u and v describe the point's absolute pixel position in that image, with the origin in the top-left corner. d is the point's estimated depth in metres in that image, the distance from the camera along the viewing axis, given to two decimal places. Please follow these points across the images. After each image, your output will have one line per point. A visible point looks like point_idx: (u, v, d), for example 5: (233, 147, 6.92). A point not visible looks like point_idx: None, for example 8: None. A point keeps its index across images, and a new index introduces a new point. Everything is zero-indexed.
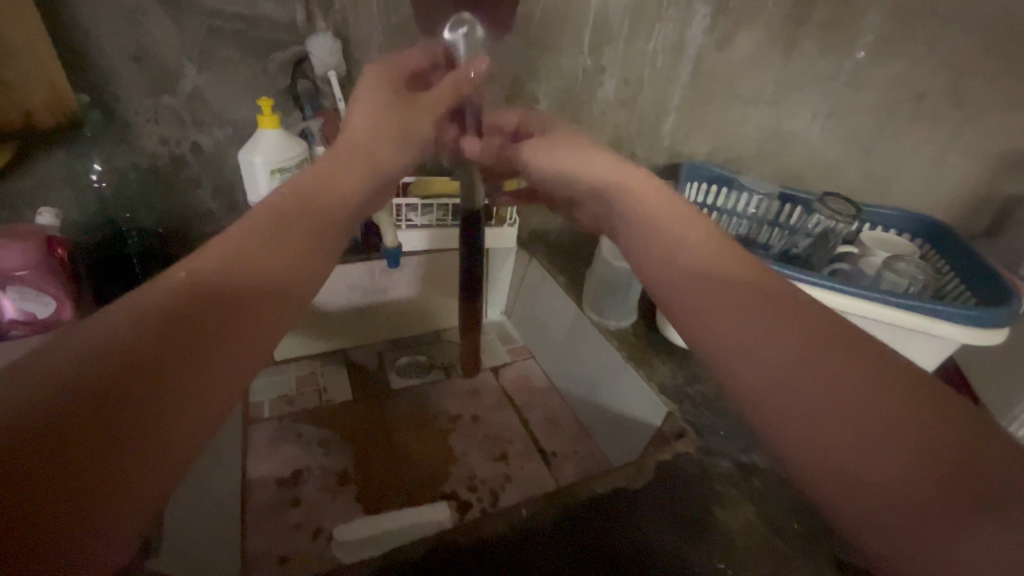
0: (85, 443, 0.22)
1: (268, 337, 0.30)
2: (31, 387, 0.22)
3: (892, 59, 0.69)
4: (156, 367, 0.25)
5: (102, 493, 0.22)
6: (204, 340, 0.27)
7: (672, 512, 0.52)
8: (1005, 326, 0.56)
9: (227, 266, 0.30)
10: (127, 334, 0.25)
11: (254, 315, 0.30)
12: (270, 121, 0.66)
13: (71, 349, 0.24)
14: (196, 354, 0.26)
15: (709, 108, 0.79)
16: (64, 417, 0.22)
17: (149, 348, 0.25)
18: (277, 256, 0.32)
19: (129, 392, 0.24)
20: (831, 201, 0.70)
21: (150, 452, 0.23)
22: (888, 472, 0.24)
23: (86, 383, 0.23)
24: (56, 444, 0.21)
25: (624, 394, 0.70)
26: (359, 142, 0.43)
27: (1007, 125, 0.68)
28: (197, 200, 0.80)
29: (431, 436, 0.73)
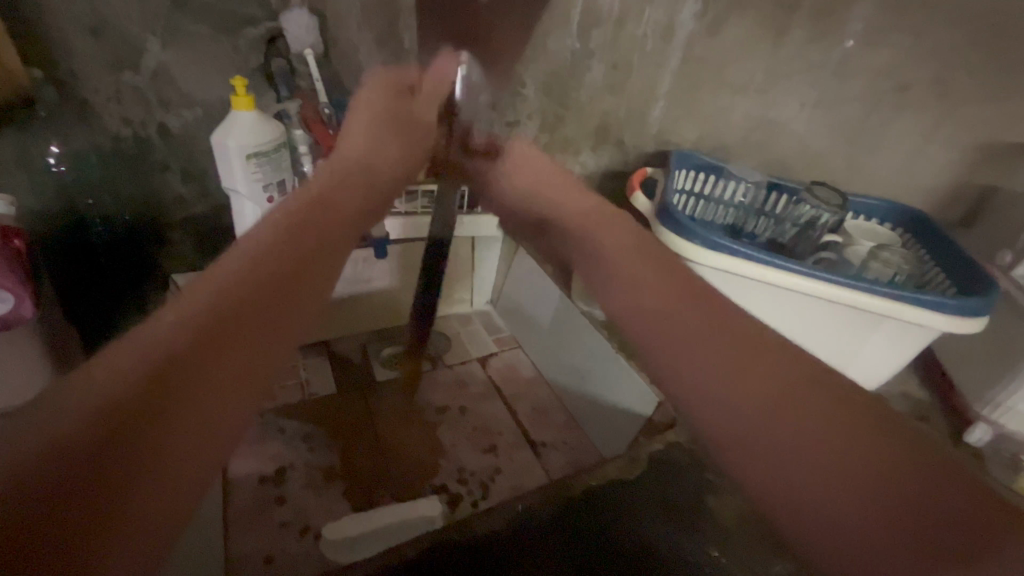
0: (105, 474, 0.26)
1: (248, 364, 0.33)
2: (57, 429, 0.26)
3: (879, 48, 0.69)
4: (146, 420, 0.28)
5: (91, 537, 0.25)
6: (192, 383, 0.30)
7: (665, 502, 0.52)
8: (987, 314, 0.57)
9: (227, 296, 0.34)
10: (108, 395, 0.28)
11: (243, 336, 0.33)
12: (245, 102, 0.62)
13: (28, 433, 0.26)
14: (177, 403, 0.29)
15: (698, 96, 0.79)
16: (96, 455, 0.26)
17: (163, 370, 0.30)
18: (254, 315, 0.34)
19: (146, 421, 0.28)
20: (818, 189, 0.71)
21: (153, 472, 0.27)
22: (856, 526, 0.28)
23: (86, 433, 0.27)
24: (31, 489, 0.25)
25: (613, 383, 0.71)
26: (318, 196, 0.47)
27: (987, 117, 0.69)
28: (165, 186, 0.76)
29: (419, 429, 0.72)
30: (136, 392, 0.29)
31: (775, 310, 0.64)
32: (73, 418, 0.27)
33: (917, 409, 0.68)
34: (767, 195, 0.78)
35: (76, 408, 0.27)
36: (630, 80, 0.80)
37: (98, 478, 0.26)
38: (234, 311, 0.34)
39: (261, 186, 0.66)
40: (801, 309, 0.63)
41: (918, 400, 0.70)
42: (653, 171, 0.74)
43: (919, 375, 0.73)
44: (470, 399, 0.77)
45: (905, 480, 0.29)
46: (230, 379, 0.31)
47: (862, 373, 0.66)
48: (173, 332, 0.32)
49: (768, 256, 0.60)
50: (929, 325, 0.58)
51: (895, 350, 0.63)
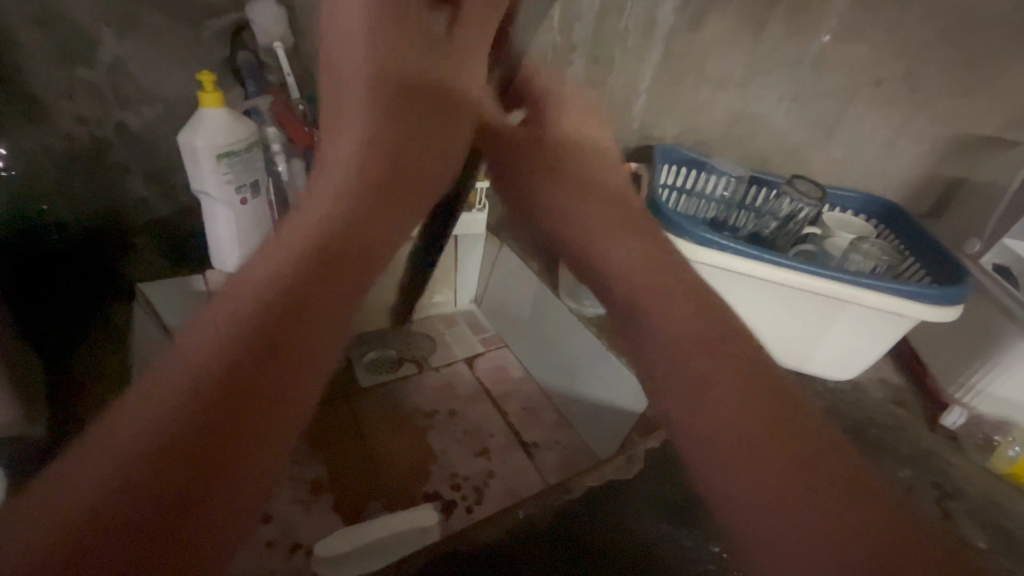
0: (178, 516, 0.30)
1: (256, 432, 0.34)
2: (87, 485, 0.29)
3: (854, 43, 0.70)
4: (250, 414, 0.34)
5: (177, 535, 0.30)
6: (224, 442, 0.32)
7: (663, 501, 0.52)
8: (961, 303, 0.59)
9: (212, 374, 0.33)
10: (180, 421, 0.32)
11: (246, 421, 0.34)
12: (213, 98, 0.58)
13: (90, 469, 0.30)
14: (266, 402, 0.35)
15: (679, 90, 0.79)
16: (130, 526, 0.28)
17: (191, 443, 0.31)
18: (308, 317, 0.38)
19: (206, 470, 0.31)
20: (798, 184, 0.72)
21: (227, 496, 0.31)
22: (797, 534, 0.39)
23: (144, 478, 0.30)
24: (154, 489, 0.30)
25: (602, 381, 0.70)
26: (313, 224, 0.44)
27: (954, 111, 0.72)
28: (127, 189, 0.71)
29: (408, 435, 0.70)
30: (171, 467, 0.30)
31: (761, 304, 0.65)
32: (133, 436, 0.31)
33: (896, 395, 0.71)
34: (748, 188, 0.78)
35: (169, 480, 0.30)
36: (611, 75, 0.79)
37: (180, 486, 0.30)
38: (228, 427, 0.33)
39: (233, 187, 0.62)
40: (786, 302, 0.64)
41: (896, 386, 0.72)
42: (638, 166, 0.74)
43: (896, 361, 0.75)
44: (458, 402, 0.76)
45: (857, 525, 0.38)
46: (217, 429, 0.32)
47: (839, 364, 0.68)
48: (269, 276, 0.39)
49: (757, 252, 0.60)
50: (910, 315, 0.60)
51: (875, 340, 0.65)
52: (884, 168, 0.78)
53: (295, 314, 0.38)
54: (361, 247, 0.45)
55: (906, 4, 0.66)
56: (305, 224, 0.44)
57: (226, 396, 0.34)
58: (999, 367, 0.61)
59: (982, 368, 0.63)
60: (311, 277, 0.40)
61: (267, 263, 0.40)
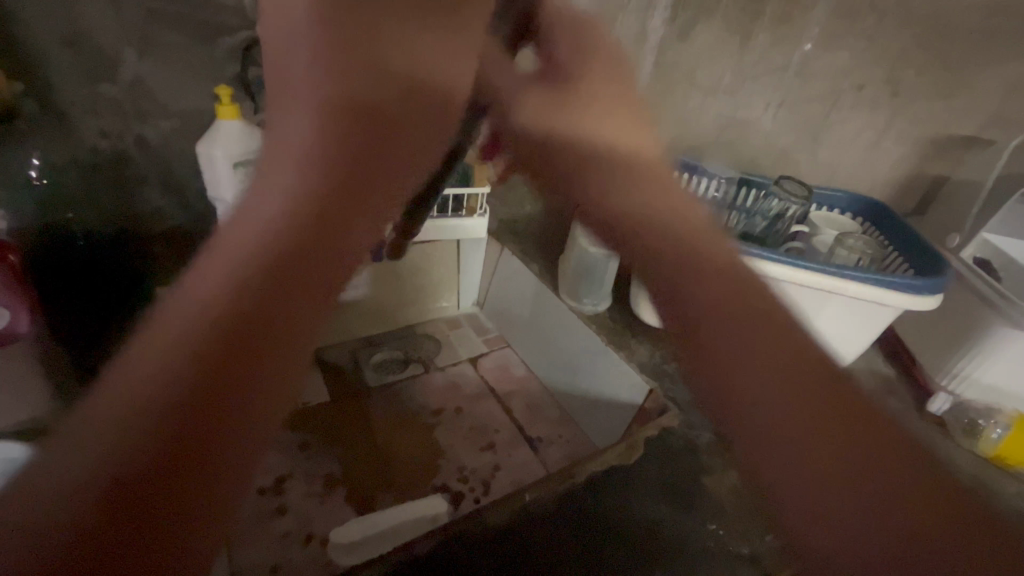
0: (172, 477, 0.26)
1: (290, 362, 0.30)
2: (78, 459, 0.26)
3: (836, 50, 0.74)
4: (240, 365, 0.29)
5: (183, 489, 0.26)
6: (238, 357, 0.29)
7: (663, 485, 0.55)
8: (940, 291, 0.62)
9: (220, 297, 0.30)
10: (167, 369, 0.28)
11: (264, 355, 0.30)
12: (229, 111, 0.62)
13: (98, 413, 0.26)
14: (278, 343, 0.30)
15: (671, 98, 0.82)
16: (147, 478, 0.26)
17: (201, 385, 0.28)
18: (334, 229, 0.35)
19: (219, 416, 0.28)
20: (784, 184, 0.76)
21: (239, 441, 0.28)
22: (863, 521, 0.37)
23: (120, 470, 0.26)
24: (154, 471, 0.26)
25: (603, 375, 0.73)
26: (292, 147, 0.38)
27: (934, 112, 0.75)
28: (144, 199, 0.74)
29: (417, 431, 0.72)
30: (188, 415, 0.27)
31: None
32: (157, 365, 0.28)
33: (885, 385, 0.73)
34: (739, 190, 0.82)
35: (204, 427, 0.27)
36: None
37: (186, 445, 0.27)
38: (229, 378, 0.29)
39: (247, 195, 0.65)
40: (774, 294, 0.67)
41: (886, 376, 0.74)
42: (633, 171, 0.78)
43: (885, 353, 0.78)
44: (464, 400, 0.78)
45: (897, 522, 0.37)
46: (249, 357, 0.29)
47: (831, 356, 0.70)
48: (262, 228, 0.33)
49: (746, 246, 0.63)
50: (892, 304, 0.63)
51: (860, 330, 0.68)
52: (868, 168, 0.82)
53: (314, 208, 0.35)
54: (381, 102, 0.42)
55: (882, 13, 0.70)
56: (289, 141, 0.38)
57: (227, 314, 0.30)
58: (982, 354, 0.64)
59: (966, 356, 0.66)
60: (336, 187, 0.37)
61: (242, 213, 0.34)
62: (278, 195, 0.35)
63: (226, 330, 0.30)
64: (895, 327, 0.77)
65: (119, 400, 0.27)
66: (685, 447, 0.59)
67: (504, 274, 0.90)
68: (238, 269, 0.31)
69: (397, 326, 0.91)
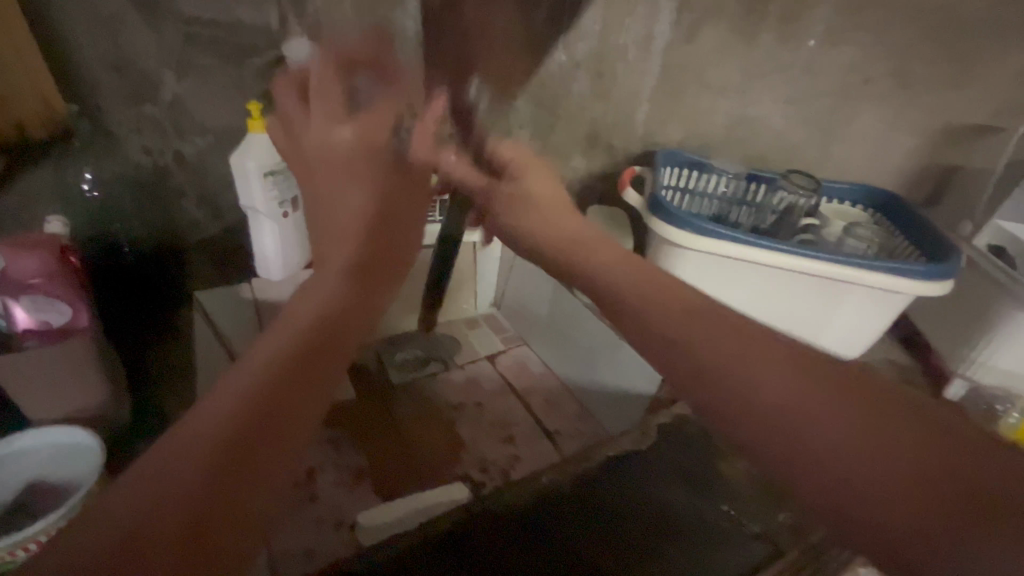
0: (229, 509, 0.34)
1: (292, 428, 0.38)
2: (157, 484, 0.33)
3: (844, 44, 0.74)
4: (269, 447, 0.36)
5: (231, 522, 0.34)
6: (277, 438, 0.37)
7: (679, 472, 0.56)
8: (950, 277, 0.63)
9: (250, 406, 0.37)
10: (228, 416, 0.37)
11: (287, 411, 0.38)
12: (259, 125, 0.66)
13: (170, 465, 0.34)
14: (289, 424, 0.38)
15: (680, 98, 0.84)
16: (198, 524, 0.33)
17: (236, 455, 0.35)
18: (314, 389, 0.40)
19: (247, 451, 0.36)
20: (793, 177, 0.77)
21: (258, 483, 0.35)
22: (904, 492, 0.34)
23: (207, 478, 0.34)
24: (212, 493, 0.34)
25: (618, 367, 0.75)
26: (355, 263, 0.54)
27: (945, 103, 0.75)
28: (182, 211, 0.79)
29: (438, 425, 0.75)
30: (230, 445, 0.35)
31: (763, 290, 0.69)
32: (218, 409, 0.37)
33: (903, 373, 0.73)
34: (748, 185, 0.83)
35: (225, 462, 0.35)
36: (615, 86, 0.85)
37: (233, 475, 0.35)
38: (281, 403, 0.38)
39: (277, 203, 0.70)
40: (782, 284, 0.68)
41: (903, 365, 0.74)
42: (643, 170, 0.80)
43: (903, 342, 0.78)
44: (483, 395, 0.81)
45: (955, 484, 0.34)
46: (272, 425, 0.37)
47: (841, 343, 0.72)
48: (324, 303, 0.47)
49: (754, 238, 0.65)
50: (899, 290, 0.63)
51: (871, 316, 0.68)
52: (881, 162, 0.81)
53: (329, 324, 0.45)
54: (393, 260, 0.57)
55: (890, 7, 0.70)
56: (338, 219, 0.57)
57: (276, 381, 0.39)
58: (998, 341, 0.64)
59: (982, 344, 0.66)
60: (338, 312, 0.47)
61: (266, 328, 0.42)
62: (286, 346, 0.42)
63: (280, 366, 0.40)
64: (910, 316, 0.78)
65: (184, 449, 0.35)
66: (701, 433, 0.60)
67: (520, 274, 0.94)
68: (266, 373, 0.39)
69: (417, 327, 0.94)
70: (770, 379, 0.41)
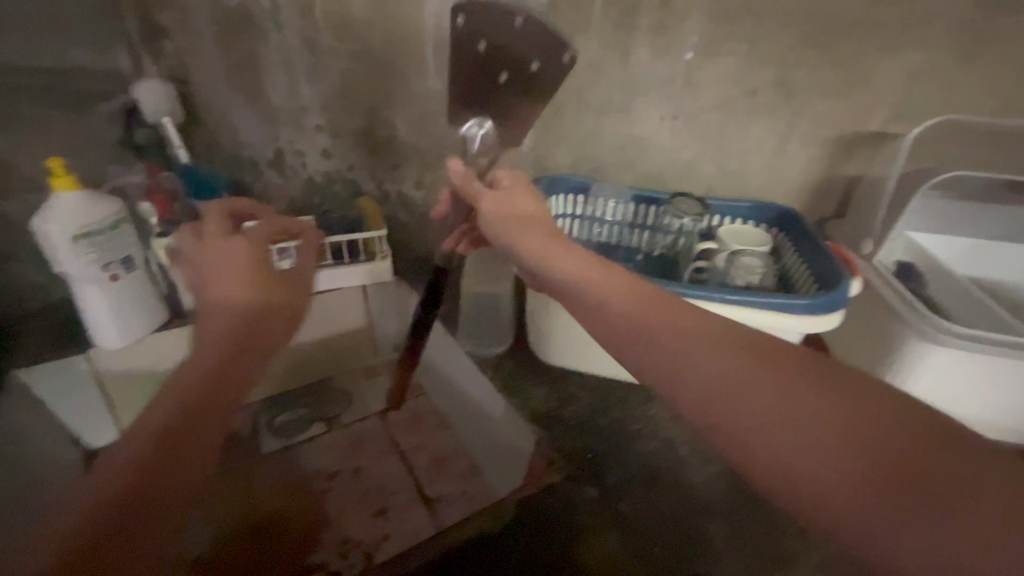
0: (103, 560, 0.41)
1: (163, 474, 0.46)
2: (87, 524, 0.42)
3: (719, 56, 0.69)
4: (143, 504, 0.44)
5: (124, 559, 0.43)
6: (143, 501, 0.44)
7: (534, 560, 0.48)
8: (840, 308, 0.56)
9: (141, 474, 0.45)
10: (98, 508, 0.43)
11: (161, 473, 0.46)
12: (64, 182, 0.60)
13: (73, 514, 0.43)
14: (151, 505, 0.45)
15: (564, 120, 0.78)
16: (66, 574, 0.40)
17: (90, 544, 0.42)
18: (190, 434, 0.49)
19: (174, 447, 0.48)
20: (678, 201, 0.70)
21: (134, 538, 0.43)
22: (842, 482, 0.29)
23: (78, 543, 0.42)
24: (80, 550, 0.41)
25: (500, 419, 0.68)
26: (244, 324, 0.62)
27: (833, 110, 0.70)
28: (17, 277, 0.75)
29: (301, 501, 0.67)
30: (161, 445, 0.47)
31: None
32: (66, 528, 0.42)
33: None
34: (642, 208, 0.76)
35: (154, 470, 0.46)
36: None
37: (93, 549, 0.42)
38: (191, 426, 0.50)
39: (100, 266, 0.63)
40: None
41: None
42: None
43: None
44: (362, 459, 0.73)
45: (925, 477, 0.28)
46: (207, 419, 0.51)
47: None
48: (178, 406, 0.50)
49: None
50: (786, 327, 0.57)
51: None
52: (779, 174, 0.76)
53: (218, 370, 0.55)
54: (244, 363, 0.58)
55: (759, 14, 0.66)
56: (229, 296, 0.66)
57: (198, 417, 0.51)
58: (903, 373, 0.57)
59: (888, 376, 0.59)
60: (225, 371, 0.56)
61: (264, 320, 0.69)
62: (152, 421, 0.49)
63: (164, 438, 0.48)
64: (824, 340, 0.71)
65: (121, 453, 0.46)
66: (566, 502, 0.53)
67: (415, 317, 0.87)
68: (131, 461, 0.46)
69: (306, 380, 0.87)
70: (702, 358, 0.37)
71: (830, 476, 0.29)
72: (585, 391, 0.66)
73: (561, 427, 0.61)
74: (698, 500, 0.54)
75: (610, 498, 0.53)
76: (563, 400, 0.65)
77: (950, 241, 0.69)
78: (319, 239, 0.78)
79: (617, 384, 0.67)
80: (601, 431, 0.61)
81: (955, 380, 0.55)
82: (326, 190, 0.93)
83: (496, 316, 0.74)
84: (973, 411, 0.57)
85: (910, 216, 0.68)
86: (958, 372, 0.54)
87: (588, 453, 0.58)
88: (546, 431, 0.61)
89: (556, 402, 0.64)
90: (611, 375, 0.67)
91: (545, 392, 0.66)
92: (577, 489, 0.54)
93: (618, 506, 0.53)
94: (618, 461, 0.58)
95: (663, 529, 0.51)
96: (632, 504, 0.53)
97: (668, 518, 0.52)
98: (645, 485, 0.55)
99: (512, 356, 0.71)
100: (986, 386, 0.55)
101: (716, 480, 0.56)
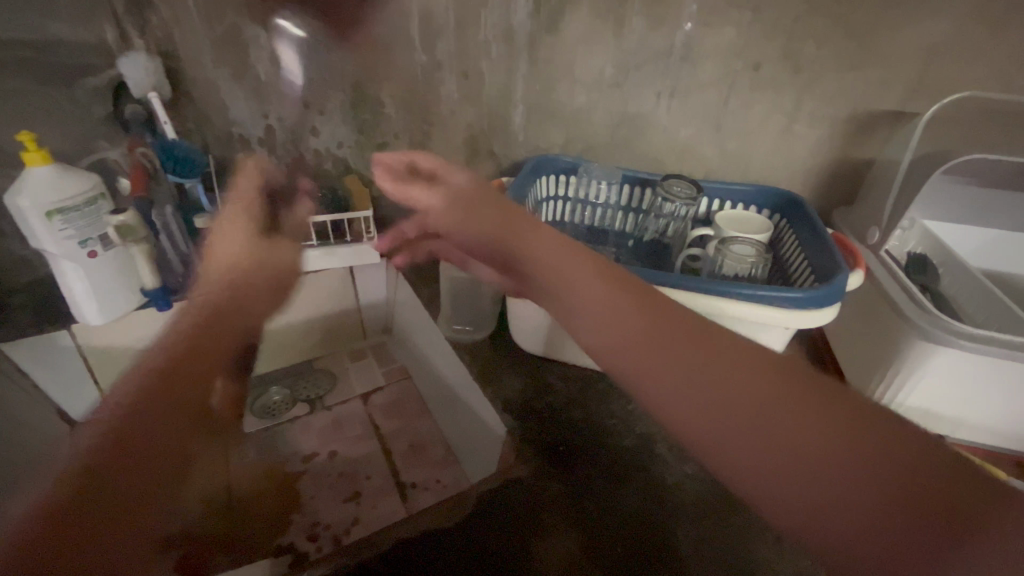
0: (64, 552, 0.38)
1: (124, 463, 0.44)
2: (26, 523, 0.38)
3: (720, 27, 0.64)
4: (91, 485, 0.41)
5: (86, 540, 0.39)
6: (92, 487, 0.41)
7: (488, 556, 0.46)
8: (834, 303, 0.51)
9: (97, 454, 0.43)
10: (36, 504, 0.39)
11: (122, 461, 0.44)
12: (36, 157, 0.61)
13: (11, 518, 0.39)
14: (100, 490, 0.41)
15: (555, 97, 0.74)
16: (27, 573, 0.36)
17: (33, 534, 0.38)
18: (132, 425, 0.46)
19: (126, 457, 0.44)
20: (670, 183, 0.66)
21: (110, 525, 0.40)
22: (852, 519, 0.29)
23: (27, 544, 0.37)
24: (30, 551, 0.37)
25: (476, 407, 0.66)
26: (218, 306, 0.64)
27: (845, 87, 0.64)
28: None
29: (277, 480, 0.68)
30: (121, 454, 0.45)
31: None
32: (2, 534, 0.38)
33: None
34: (634, 191, 0.72)
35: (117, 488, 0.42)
36: (484, 87, 0.76)
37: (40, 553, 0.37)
38: (136, 416, 0.47)
39: (77, 243, 0.64)
40: None
41: None
42: (507, 181, 0.70)
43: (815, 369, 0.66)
44: (340, 442, 0.73)
45: (926, 500, 0.28)
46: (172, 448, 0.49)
47: None
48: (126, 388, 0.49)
49: None
50: (773, 322, 0.52)
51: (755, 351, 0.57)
52: (784, 157, 0.71)
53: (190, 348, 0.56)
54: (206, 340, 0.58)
55: None
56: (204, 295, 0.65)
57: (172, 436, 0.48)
58: (903, 374, 0.53)
59: (887, 376, 0.55)
60: (190, 343, 0.57)
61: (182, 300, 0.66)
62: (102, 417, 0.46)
63: (119, 419, 0.46)
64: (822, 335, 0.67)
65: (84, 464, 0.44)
66: (530, 497, 0.51)
67: (401, 301, 0.86)
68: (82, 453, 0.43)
69: (294, 360, 0.88)
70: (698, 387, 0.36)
71: (863, 516, 0.29)
72: (562, 381, 0.64)
73: (533, 418, 0.59)
74: (668, 501, 0.51)
75: (576, 494, 0.51)
76: (540, 391, 0.63)
77: (968, 231, 0.63)
78: (301, 218, 0.77)
79: (597, 375, 0.65)
80: (574, 424, 0.59)
81: (961, 384, 0.51)
82: (315, 169, 0.91)
83: (478, 302, 0.72)
84: (977, 418, 0.53)
85: (924, 201, 0.63)
86: (964, 374, 0.50)
87: (559, 446, 0.56)
88: (517, 421, 0.59)
89: (532, 392, 0.62)
90: (592, 365, 0.65)
91: (521, 381, 0.64)
92: (540, 484, 0.52)
93: (583, 504, 0.51)
94: (590, 455, 0.55)
95: (628, 530, 0.48)
96: (598, 502, 0.51)
97: (635, 517, 0.50)
98: (614, 482, 0.53)
99: (491, 342, 0.69)
100: (995, 391, 0.50)
101: (689, 480, 0.53)
